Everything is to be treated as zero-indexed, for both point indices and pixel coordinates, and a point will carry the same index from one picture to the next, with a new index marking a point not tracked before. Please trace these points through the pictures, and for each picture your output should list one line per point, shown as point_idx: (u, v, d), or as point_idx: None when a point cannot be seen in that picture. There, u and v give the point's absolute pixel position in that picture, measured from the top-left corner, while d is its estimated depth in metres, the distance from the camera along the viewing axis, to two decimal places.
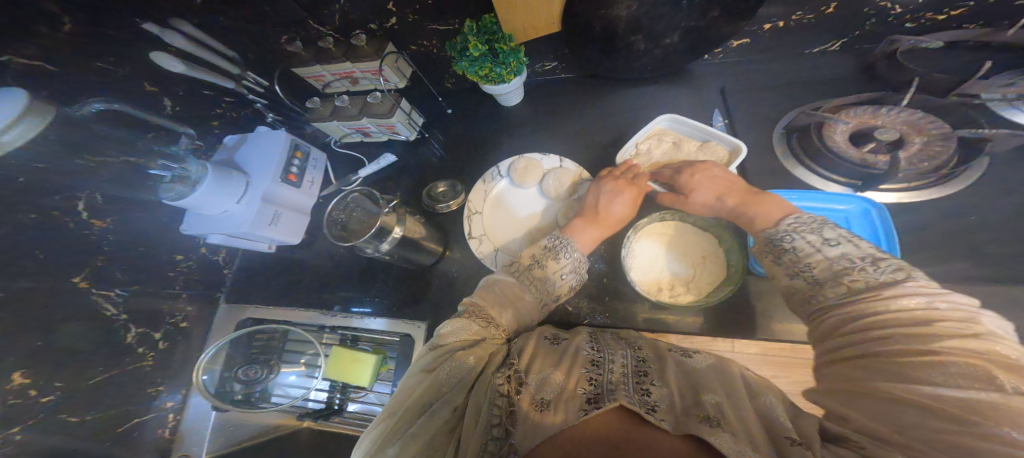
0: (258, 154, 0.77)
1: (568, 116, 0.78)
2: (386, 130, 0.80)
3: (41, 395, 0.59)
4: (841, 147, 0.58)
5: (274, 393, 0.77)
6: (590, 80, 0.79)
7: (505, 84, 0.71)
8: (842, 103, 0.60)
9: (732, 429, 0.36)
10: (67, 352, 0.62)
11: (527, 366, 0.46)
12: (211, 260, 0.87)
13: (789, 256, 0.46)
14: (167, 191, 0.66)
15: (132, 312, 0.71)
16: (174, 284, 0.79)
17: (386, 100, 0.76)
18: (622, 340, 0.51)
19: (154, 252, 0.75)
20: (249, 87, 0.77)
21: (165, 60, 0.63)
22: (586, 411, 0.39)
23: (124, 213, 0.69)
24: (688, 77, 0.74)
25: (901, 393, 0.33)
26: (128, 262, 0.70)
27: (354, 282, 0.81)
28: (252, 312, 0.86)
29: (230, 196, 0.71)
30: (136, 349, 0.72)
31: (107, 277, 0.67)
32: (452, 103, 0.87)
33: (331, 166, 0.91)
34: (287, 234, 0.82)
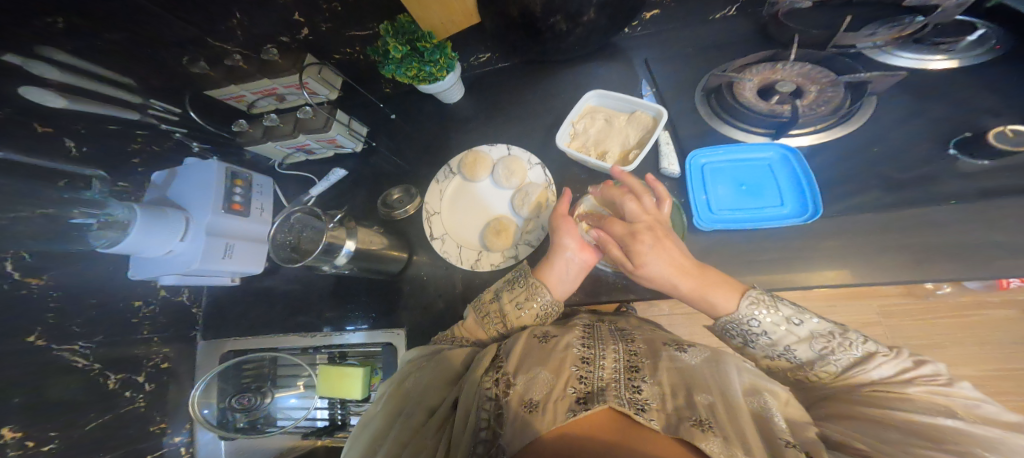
0: (191, 185, 0.74)
1: (510, 102, 0.78)
2: (328, 144, 0.78)
3: (41, 444, 0.60)
4: (752, 103, 0.64)
5: (279, 417, 0.81)
6: (525, 66, 0.78)
7: (440, 82, 0.69)
8: (745, 62, 0.66)
9: (722, 433, 0.39)
10: (48, 407, 0.61)
11: (515, 369, 0.49)
12: (175, 302, 0.84)
13: (762, 340, 0.46)
14: (98, 239, 0.64)
15: (105, 360, 0.71)
16: (142, 330, 0.78)
17: (318, 114, 0.72)
18: (619, 333, 0.56)
19: (110, 300, 0.72)
20: (158, 116, 0.71)
21: (40, 94, 0.54)
22: (574, 412, 0.43)
23: (66, 269, 0.65)
24: (615, 52, 0.76)
25: (881, 415, 0.37)
26: (82, 314, 0.68)
27: (328, 303, 0.79)
28: (231, 345, 0.85)
29: (172, 235, 0.69)
30: (124, 394, 0.73)
31: (63, 332, 0.65)
32: (395, 107, 0.83)
33: (279, 188, 0.88)
34: (246, 263, 0.80)
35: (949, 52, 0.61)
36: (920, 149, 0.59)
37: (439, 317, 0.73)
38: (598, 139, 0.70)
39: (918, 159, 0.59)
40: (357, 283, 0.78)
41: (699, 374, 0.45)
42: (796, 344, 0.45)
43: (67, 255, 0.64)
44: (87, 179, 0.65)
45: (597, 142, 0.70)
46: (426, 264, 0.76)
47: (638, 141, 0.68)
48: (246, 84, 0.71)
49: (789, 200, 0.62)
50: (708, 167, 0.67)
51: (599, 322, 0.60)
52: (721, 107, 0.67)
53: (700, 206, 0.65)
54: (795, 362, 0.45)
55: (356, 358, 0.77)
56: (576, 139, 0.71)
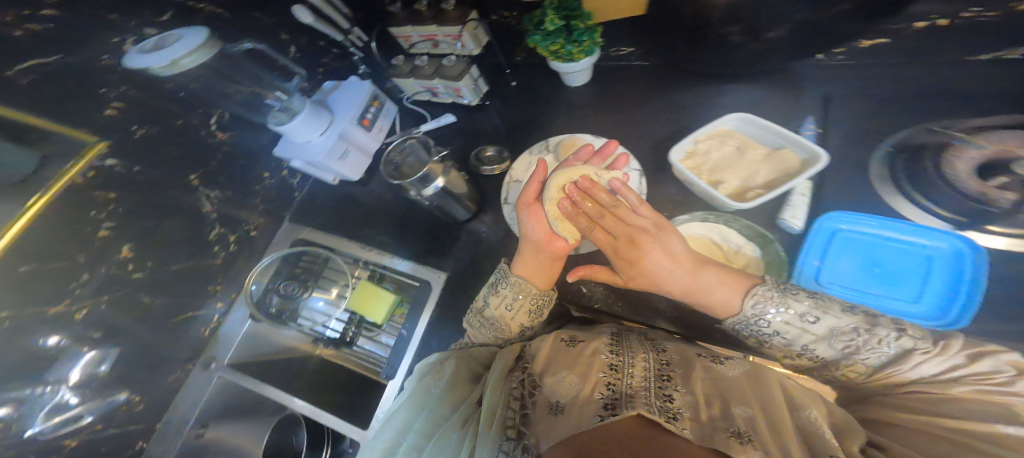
0: (343, 100, 0.84)
1: (629, 104, 0.77)
2: (451, 92, 0.85)
3: (133, 269, 0.63)
4: (961, 176, 0.51)
5: (302, 314, 0.84)
6: (658, 73, 0.76)
7: (572, 64, 0.73)
8: (985, 125, 0.52)
9: (761, 445, 0.37)
10: (157, 238, 0.66)
11: (541, 371, 0.51)
12: (288, 182, 0.93)
13: (779, 340, 0.47)
14: (274, 118, 0.75)
15: (220, 212, 0.77)
16: (256, 198, 0.85)
17: (457, 64, 0.81)
18: (650, 342, 0.52)
19: (250, 166, 0.82)
20: (353, 42, 0.89)
21: (300, 11, 0.76)
22: (601, 418, 0.41)
23: (239, 131, 0.78)
24: (781, 75, 0.68)
25: (920, 424, 0.37)
26: (229, 172, 0.77)
27: (391, 226, 0.84)
28: (306, 234, 0.91)
29: (315, 129, 0.77)
30: (214, 245, 0.77)
31: (214, 179, 0.74)
32: (518, 76, 0.87)
33: (398, 119, 0.96)
34: (349, 170, 0.87)
35: None
36: None
37: (478, 274, 0.72)
38: (719, 164, 0.65)
39: None
40: (422, 217, 0.81)
41: (737, 380, 0.45)
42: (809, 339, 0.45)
43: (244, 121, 0.78)
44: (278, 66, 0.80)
45: (717, 167, 0.65)
46: (488, 223, 0.76)
47: (764, 183, 0.61)
48: (416, 26, 0.80)
49: (926, 302, 0.51)
50: (844, 235, 0.56)
51: (628, 332, 0.56)
52: (907, 173, 0.55)
53: (806, 272, 0.57)
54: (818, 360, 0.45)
55: (390, 284, 0.79)
56: (693, 158, 0.66)
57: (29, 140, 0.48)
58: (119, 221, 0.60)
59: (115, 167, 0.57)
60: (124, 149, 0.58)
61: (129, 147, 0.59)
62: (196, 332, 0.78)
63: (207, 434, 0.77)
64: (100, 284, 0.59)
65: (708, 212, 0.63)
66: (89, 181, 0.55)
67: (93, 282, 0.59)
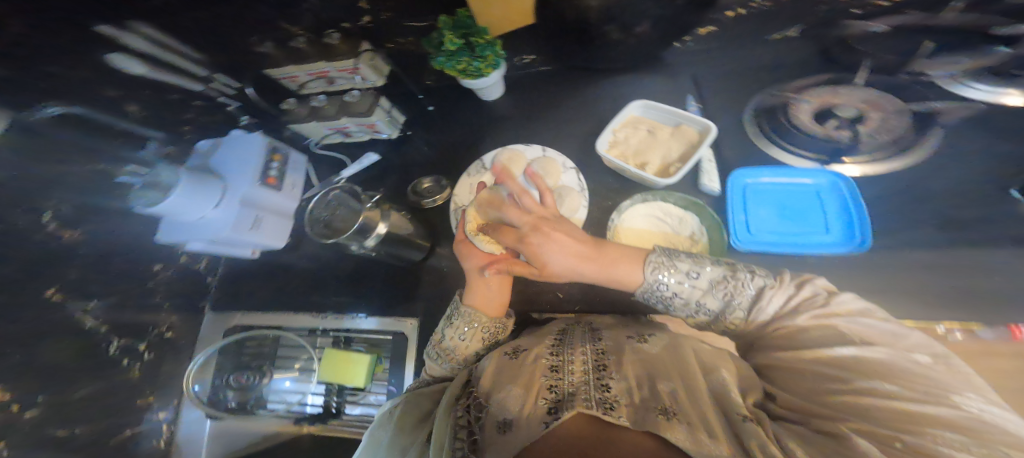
0: (233, 158, 0.72)
1: (548, 107, 0.80)
2: (366, 129, 0.79)
3: (25, 409, 0.53)
4: (807, 125, 0.64)
5: (270, 399, 0.76)
6: (566, 73, 0.80)
7: (483, 79, 0.71)
8: (804, 85, 0.67)
9: (687, 420, 0.37)
10: (36, 373, 0.55)
11: (487, 391, 0.49)
12: (192, 269, 0.80)
13: (676, 301, 0.50)
14: (139, 198, 0.62)
15: (115, 323, 0.65)
16: (156, 295, 0.73)
17: (365, 99, 0.75)
18: (590, 333, 0.56)
19: (138, 258, 0.69)
20: (219, 90, 0.75)
21: (126, 63, 0.58)
22: (546, 424, 0.40)
23: (101, 225, 0.62)
24: (661, 66, 0.77)
25: (798, 363, 0.40)
26: (107, 273, 0.64)
27: (344, 285, 0.78)
28: (240, 319, 0.82)
29: (207, 201, 0.65)
30: (122, 362, 0.67)
31: (81, 287, 0.60)
32: (434, 99, 0.84)
33: (312, 169, 0.87)
34: (271, 238, 0.78)
35: None
36: (973, 187, 0.58)
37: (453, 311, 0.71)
38: (638, 149, 0.71)
39: (969, 198, 0.58)
40: (376, 269, 0.77)
41: (663, 356, 0.48)
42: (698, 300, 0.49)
43: (105, 209, 0.62)
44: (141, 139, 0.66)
45: (639, 151, 0.71)
46: (447, 258, 0.74)
47: (680, 156, 0.67)
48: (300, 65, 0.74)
49: (835, 229, 0.60)
50: (753, 188, 0.65)
51: (577, 326, 0.61)
52: (771, 126, 0.67)
53: (739, 228, 0.64)
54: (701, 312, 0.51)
55: (360, 345, 0.74)
56: (616, 146, 0.71)
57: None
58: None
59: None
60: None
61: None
62: (148, 446, 0.70)
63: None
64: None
65: (648, 193, 0.68)
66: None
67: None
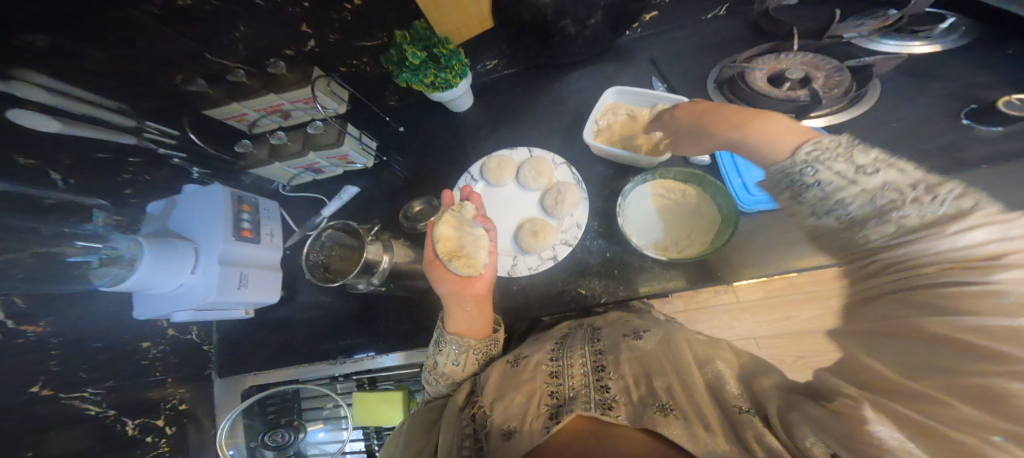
0: (197, 215, 0.68)
1: (522, 108, 0.78)
2: (338, 161, 0.74)
3: None
4: (765, 90, 0.64)
5: (310, 452, 0.75)
6: (532, 69, 0.78)
7: (452, 90, 0.67)
8: (750, 55, 0.69)
9: (682, 414, 0.41)
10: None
11: (491, 400, 0.51)
12: (184, 340, 0.75)
13: (814, 193, 0.36)
14: (101, 276, 0.57)
15: (121, 404, 0.63)
16: (154, 372, 0.70)
17: (329, 129, 0.70)
18: (590, 334, 0.59)
19: (121, 338, 0.65)
20: (155, 140, 0.64)
21: (30, 119, 0.47)
22: (548, 428, 0.44)
23: (72, 315, 0.58)
24: (619, 54, 0.77)
25: (923, 324, 0.26)
26: (92, 360, 0.61)
27: (355, 327, 0.76)
28: (252, 379, 0.80)
29: (180, 267, 0.62)
30: (144, 439, 0.65)
31: (72, 379, 0.58)
32: (403, 119, 0.81)
33: (286, 213, 0.81)
34: (263, 292, 0.73)
35: (929, 38, 0.62)
36: (944, 115, 0.60)
37: None
38: (625, 136, 0.71)
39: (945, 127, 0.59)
40: (386, 305, 0.76)
41: (651, 348, 0.51)
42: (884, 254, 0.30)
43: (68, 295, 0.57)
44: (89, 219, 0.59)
45: (623, 137, 0.71)
46: None
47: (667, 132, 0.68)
48: (248, 101, 0.67)
49: None
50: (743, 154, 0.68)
51: (579, 328, 0.64)
52: (735, 96, 0.67)
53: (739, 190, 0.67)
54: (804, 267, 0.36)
55: (387, 382, 0.75)
56: (599, 136, 0.71)
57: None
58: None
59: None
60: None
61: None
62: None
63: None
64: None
65: (648, 174, 0.68)
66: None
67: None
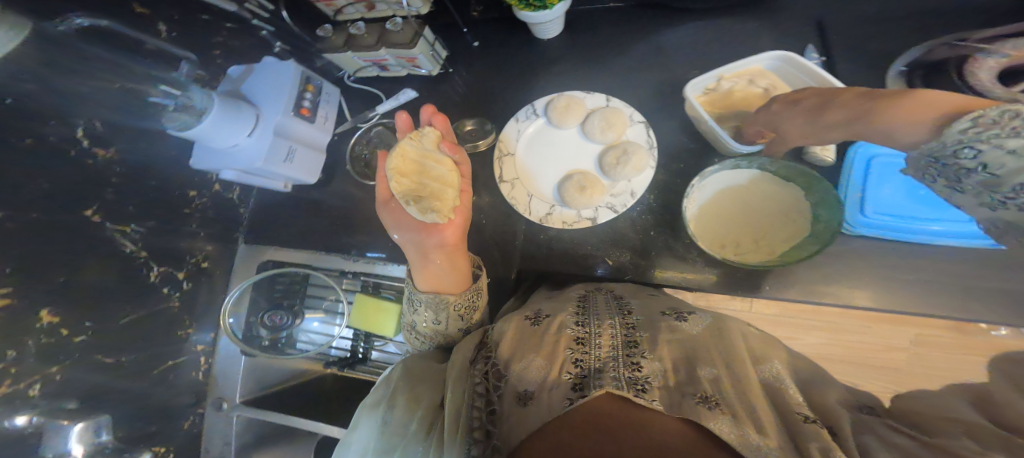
0: (265, 86, 0.64)
1: (612, 53, 0.69)
2: (405, 63, 0.67)
3: (74, 334, 0.50)
4: (987, 85, 0.48)
5: (299, 339, 0.76)
6: (637, 14, 0.68)
7: (546, 12, 0.53)
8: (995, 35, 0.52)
9: (731, 411, 0.34)
10: (95, 291, 0.52)
11: (507, 359, 0.46)
12: (226, 199, 0.74)
13: (979, 178, 0.29)
14: (172, 121, 0.56)
15: (153, 249, 0.60)
16: (191, 223, 0.67)
17: (407, 25, 0.61)
18: (616, 303, 0.53)
19: (168, 186, 0.61)
20: (252, 10, 0.65)
21: None
22: (570, 400, 0.37)
23: (134, 145, 0.55)
24: (748, 8, 0.65)
25: None
26: (142, 198, 0.58)
27: (375, 231, 0.75)
28: (271, 254, 0.78)
29: (241, 128, 0.58)
30: (161, 289, 0.62)
31: (118, 210, 0.54)
32: (478, 34, 0.71)
33: (344, 102, 0.76)
34: (304, 172, 0.70)
35: None
36: None
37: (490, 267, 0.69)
38: (734, 106, 0.61)
39: None
40: None
41: (691, 339, 0.43)
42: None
43: (141, 131, 0.55)
44: (176, 61, 0.57)
45: (739, 106, 0.60)
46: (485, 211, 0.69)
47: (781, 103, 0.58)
48: None
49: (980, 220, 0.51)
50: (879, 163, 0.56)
51: (596, 292, 0.59)
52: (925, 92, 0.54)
53: (851, 205, 0.57)
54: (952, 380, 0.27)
55: (389, 292, 0.73)
56: (712, 93, 0.62)
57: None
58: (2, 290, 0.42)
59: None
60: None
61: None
62: (188, 376, 0.67)
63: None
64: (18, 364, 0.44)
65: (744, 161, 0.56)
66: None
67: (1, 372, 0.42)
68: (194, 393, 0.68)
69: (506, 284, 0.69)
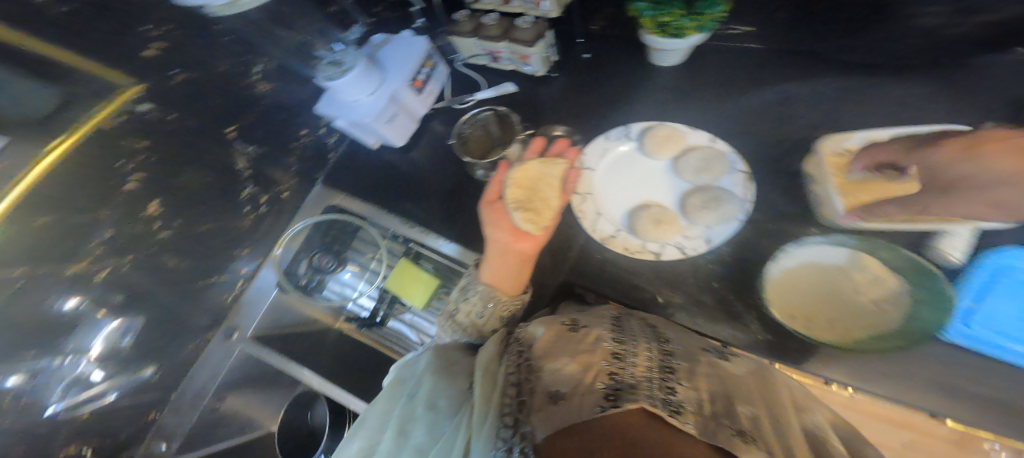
0: (396, 56, 0.68)
1: (732, 91, 0.64)
2: (518, 58, 0.70)
3: (161, 227, 0.53)
4: None
5: (329, 286, 0.77)
6: (780, 58, 0.62)
7: (677, 42, 0.50)
8: None
9: (765, 446, 0.31)
10: (195, 192, 0.56)
11: (541, 356, 0.43)
12: (324, 142, 0.77)
13: None
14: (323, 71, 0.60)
15: (255, 169, 0.65)
16: (291, 155, 0.71)
17: (535, 26, 0.64)
18: (652, 331, 0.50)
19: (286, 118, 0.67)
20: None
21: None
22: (602, 407, 0.33)
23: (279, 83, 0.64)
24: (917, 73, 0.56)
25: None
26: (270, 127, 0.66)
27: (434, 207, 0.74)
28: (341, 201, 0.77)
29: (365, 87, 0.61)
30: (246, 207, 0.66)
31: (252, 132, 0.63)
32: (592, 48, 0.71)
33: (448, 83, 0.80)
34: (396, 134, 0.72)
35: None
36: None
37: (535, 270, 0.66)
38: None
39: None
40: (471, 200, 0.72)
41: (723, 375, 0.43)
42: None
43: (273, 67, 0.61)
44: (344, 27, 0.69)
45: None
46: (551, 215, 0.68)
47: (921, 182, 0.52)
48: None
49: None
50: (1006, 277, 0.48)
51: (631, 314, 0.55)
52: None
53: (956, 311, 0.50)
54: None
55: (427, 264, 0.73)
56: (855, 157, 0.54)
57: (54, 76, 0.38)
58: (147, 174, 0.49)
59: (146, 114, 0.46)
60: (164, 97, 0.48)
61: (167, 93, 0.48)
62: (219, 298, 0.68)
63: (222, 408, 0.71)
64: (126, 240, 0.50)
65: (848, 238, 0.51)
66: (119, 127, 0.44)
67: (110, 248, 0.48)
68: (214, 316, 0.68)
69: (545, 292, 0.64)
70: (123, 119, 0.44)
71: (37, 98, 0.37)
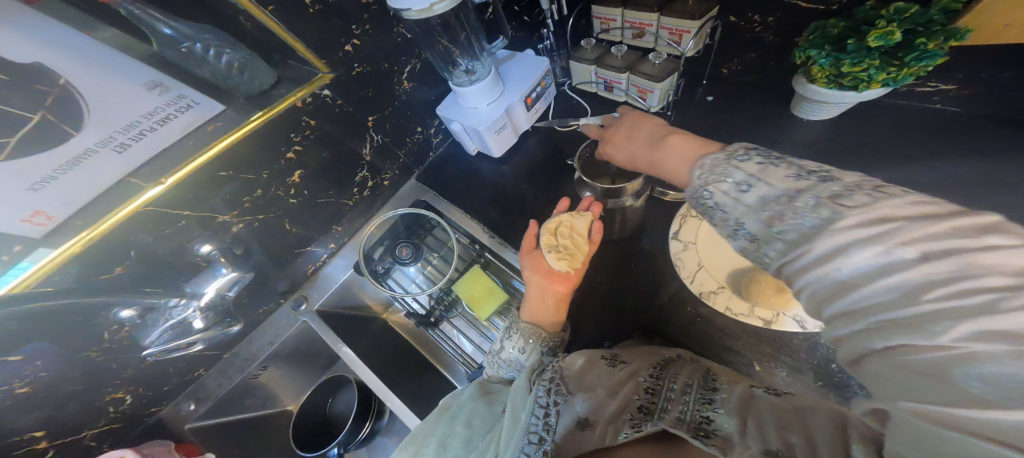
0: (516, 72, 0.70)
1: (882, 157, 0.57)
2: (634, 91, 0.70)
3: (289, 193, 0.60)
4: None
5: (393, 276, 0.74)
6: (961, 128, 0.53)
7: (850, 93, 0.51)
8: None
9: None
10: (321, 169, 0.62)
11: (575, 378, 0.41)
12: (430, 142, 0.80)
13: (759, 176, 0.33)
14: (456, 77, 0.67)
15: (373, 156, 0.70)
16: (402, 149, 0.75)
17: (664, 62, 0.64)
18: (701, 369, 0.41)
19: (409, 116, 0.72)
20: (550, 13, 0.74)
21: None
22: (626, 433, 0.33)
23: (417, 87, 0.69)
24: None
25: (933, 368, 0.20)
26: (396, 123, 0.70)
27: (521, 220, 0.73)
28: (430, 198, 0.77)
29: (487, 96, 0.66)
30: (354, 188, 0.70)
31: (383, 126, 0.68)
32: (716, 91, 0.70)
33: (553, 104, 0.81)
34: (498, 146, 0.74)
35: None
36: None
37: (613, 303, 0.61)
38: None
39: None
40: None
41: (767, 406, 0.33)
42: (742, 171, 0.34)
43: (408, 66, 0.65)
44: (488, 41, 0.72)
45: None
46: (643, 253, 0.64)
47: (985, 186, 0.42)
48: (630, 9, 0.66)
49: None
50: None
51: (686, 355, 0.47)
52: None
53: None
54: (757, 240, 0.32)
55: (497, 276, 0.70)
56: None
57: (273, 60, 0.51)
58: (301, 148, 0.57)
59: (326, 99, 0.56)
60: (339, 87, 0.57)
61: (340, 81, 0.57)
62: (303, 268, 0.71)
63: (261, 377, 0.69)
64: (265, 201, 0.57)
65: None
66: (302, 106, 0.54)
67: (252, 205, 0.56)
68: (295, 282, 0.71)
69: (616, 335, 0.58)
70: (308, 102, 0.54)
71: (260, 80, 0.50)
